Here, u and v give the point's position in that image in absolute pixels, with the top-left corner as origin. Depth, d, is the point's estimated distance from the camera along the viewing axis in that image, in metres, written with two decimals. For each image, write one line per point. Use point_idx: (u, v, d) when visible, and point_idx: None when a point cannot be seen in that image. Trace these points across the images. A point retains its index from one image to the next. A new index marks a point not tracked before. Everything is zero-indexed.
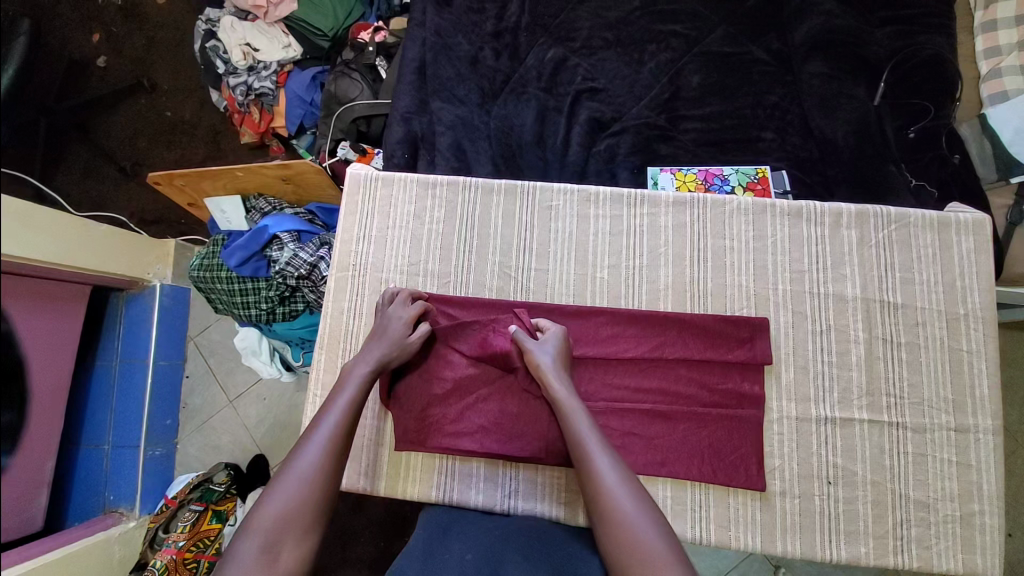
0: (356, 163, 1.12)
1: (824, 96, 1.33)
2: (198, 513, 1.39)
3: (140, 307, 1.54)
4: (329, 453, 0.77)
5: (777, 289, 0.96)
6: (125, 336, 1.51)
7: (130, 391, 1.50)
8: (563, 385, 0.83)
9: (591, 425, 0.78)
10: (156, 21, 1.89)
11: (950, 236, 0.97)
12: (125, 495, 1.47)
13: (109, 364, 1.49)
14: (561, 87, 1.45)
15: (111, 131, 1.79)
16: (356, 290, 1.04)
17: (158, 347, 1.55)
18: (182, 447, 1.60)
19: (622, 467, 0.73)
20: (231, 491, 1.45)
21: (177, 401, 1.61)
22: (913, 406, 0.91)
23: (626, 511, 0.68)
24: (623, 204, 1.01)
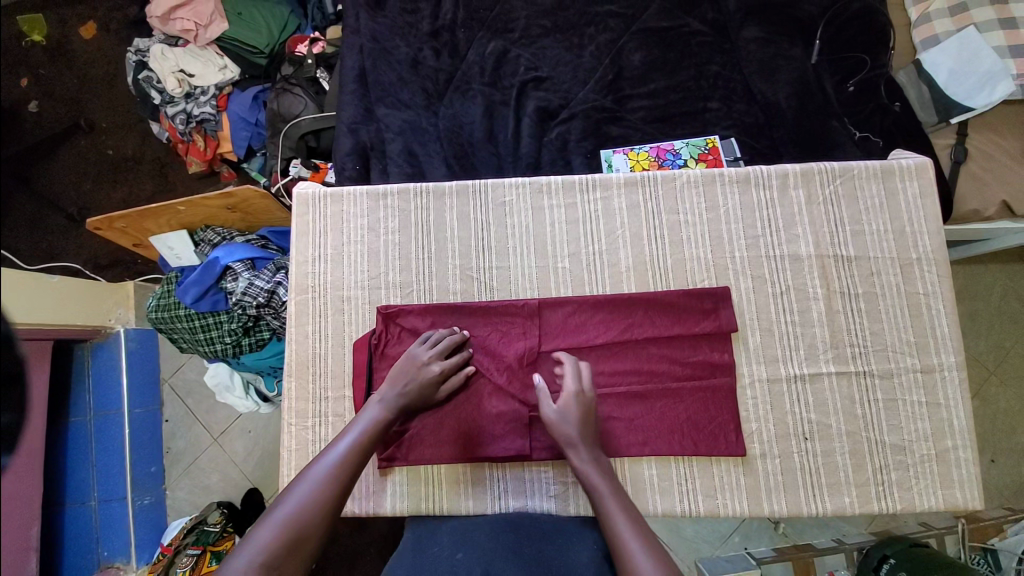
0: (304, 181, 1.09)
1: (762, 60, 1.35)
2: (196, 557, 1.35)
3: (106, 355, 1.48)
4: (335, 476, 0.76)
5: (735, 257, 0.97)
6: (95, 388, 1.47)
7: (109, 444, 1.45)
8: (593, 456, 0.82)
9: (624, 505, 0.77)
10: (84, 57, 1.80)
11: (895, 183, 0.98)
12: (119, 549, 1.43)
13: (85, 418, 1.45)
14: (505, 79, 1.43)
15: (54, 178, 1.73)
16: (318, 313, 1.01)
17: (130, 395, 1.49)
18: (171, 493, 1.54)
19: (658, 555, 0.70)
20: (228, 530, 1.42)
21: (160, 446, 1.56)
22: (877, 353, 0.93)
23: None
24: (575, 191, 1.01)
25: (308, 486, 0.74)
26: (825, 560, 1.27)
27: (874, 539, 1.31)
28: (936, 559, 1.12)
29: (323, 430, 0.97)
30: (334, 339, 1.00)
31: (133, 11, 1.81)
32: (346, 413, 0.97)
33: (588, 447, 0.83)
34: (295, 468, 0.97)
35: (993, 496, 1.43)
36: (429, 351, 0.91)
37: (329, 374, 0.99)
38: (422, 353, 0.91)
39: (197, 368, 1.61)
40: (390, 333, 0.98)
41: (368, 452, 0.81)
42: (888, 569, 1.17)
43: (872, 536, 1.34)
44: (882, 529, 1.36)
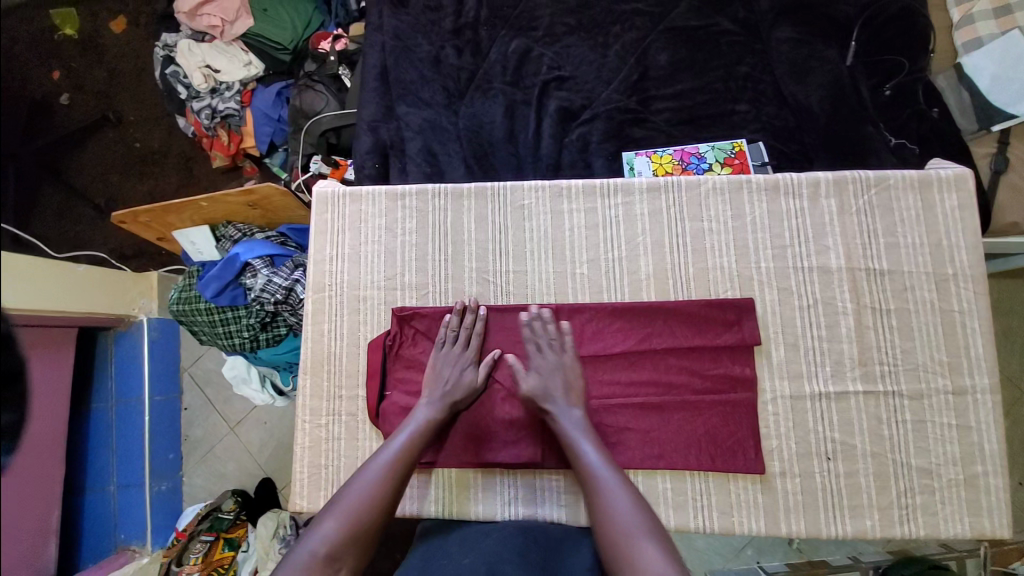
0: (323, 180, 1.09)
1: (794, 62, 1.30)
2: (210, 543, 1.39)
3: (129, 343, 1.52)
4: (390, 472, 0.81)
5: (760, 268, 0.93)
6: (117, 376, 1.50)
7: (129, 432, 1.48)
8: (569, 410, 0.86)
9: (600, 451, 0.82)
10: (114, 51, 1.84)
11: (933, 195, 0.94)
12: (137, 533, 1.47)
13: (106, 405, 1.48)
14: (527, 79, 1.42)
15: (84, 169, 1.77)
16: (334, 312, 1.01)
17: (151, 384, 1.53)
18: (188, 479, 1.58)
19: (634, 497, 0.77)
20: (241, 517, 1.44)
21: (178, 434, 1.59)
22: (907, 372, 0.89)
23: (630, 533, 0.72)
24: (596, 196, 0.99)
25: (368, 480, 0.79)
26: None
27: (892, 558, 1.27)
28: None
29: (337, 428, 0.98)
30: (350, 338, 1.00)
31: (163, 5, 1.84)
32: (360, 413, 0.97)
33: (564, 402, 0.87)
34: (307, 464, 0.97)
35: (1022, 521, 1.37)
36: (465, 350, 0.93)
37: (343, 373, 0.99)
38: (459, 354, 0.93)
39: (215, 359, 1.63)
40: (405, 334, 0.98)
41: (420, 449, 0.85)
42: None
43: (891, 555, 1.30)
44: (901, 549, 1.32)
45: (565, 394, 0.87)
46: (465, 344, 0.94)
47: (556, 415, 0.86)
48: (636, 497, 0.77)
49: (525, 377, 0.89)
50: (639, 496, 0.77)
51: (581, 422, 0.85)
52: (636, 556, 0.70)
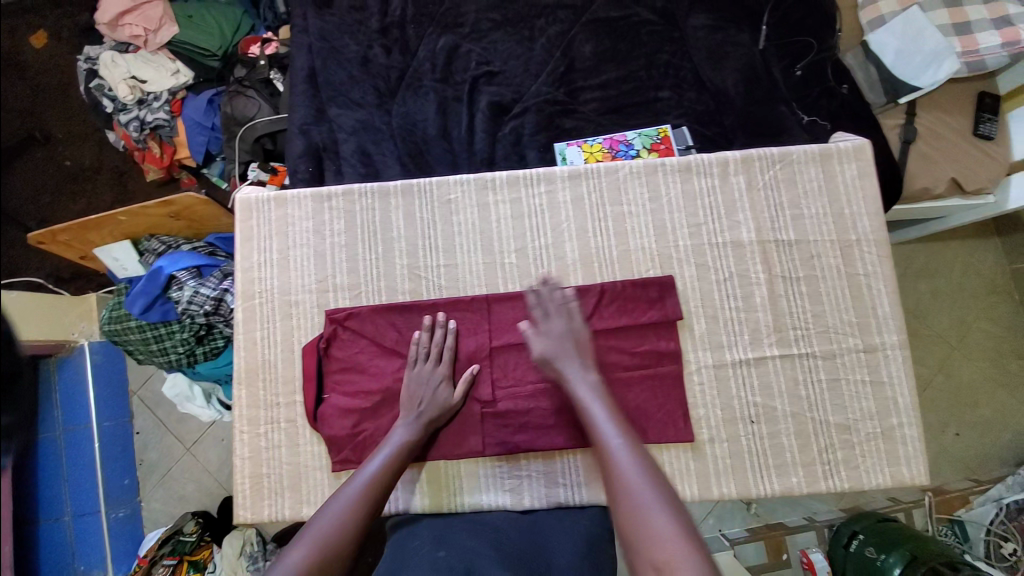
0: (247, 186, 1.07)
1: (709, 47, 1.35)
2: (173, 567, 1.36)
3: (73, 370, 1.45)
4: (365, 495, 0.77)
5: (679, 246, 0.97)
6: (63, 404, 1.43)
7: (80, 461, 1.43)
8: (584, 376, 0.84)
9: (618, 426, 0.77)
10: (36, 67, 1.75)
11: (834, 166, 1.00)
12: (96, 562, 1.41)
13: (53, 435, 1.41)
14: (457, 75, 1.42)
15: (10, 192, 1.68)
16: (265, 319, 1.00)
17: (99, 409, 1.47)
18: (147, 504, 1.53)
19: (648, 468, 0.71)
20: (205, 538, 1.42)
21: (132, 460, 1.53)
22: (819, 334, 0.95)
23: (641, 507, 0.67)
24: (520, 186, 1.00)
25: (341, 505, 0.75)
26: (796, 538, 1.33)
27: (843, 515, 1.37)
28: (902, 531, 1.23)
29: (276, 436, 0.97)
30: (283, 345, 0.99)
31: (85, 16, 1.76)
32: (298, 419, 0.97)
33: (581, 368, 0.84)
34: (248, 476, 0.96)
35: (960, 468, 1.49)
36: (432, 364, 0.92)
37: (279, 381, 0.98)
38: (431, 371, 0.92)
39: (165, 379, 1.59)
40: (340, 336, 0.97)
41: (396, 474, 0.83)
42: (858, 544, 1.23)
43: (842, 513, 1.40)
44: (852, 506, 1.42)
45: (584, 367, 0.85)
46: (438, 360, 0.93)
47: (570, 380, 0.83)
48: (653, 471, 0.71)
49: (537, 342, 0.88)
50: (657, 473, 0.71)
51: (597, 386, 0.83)
52: (642, 529, 0.65)
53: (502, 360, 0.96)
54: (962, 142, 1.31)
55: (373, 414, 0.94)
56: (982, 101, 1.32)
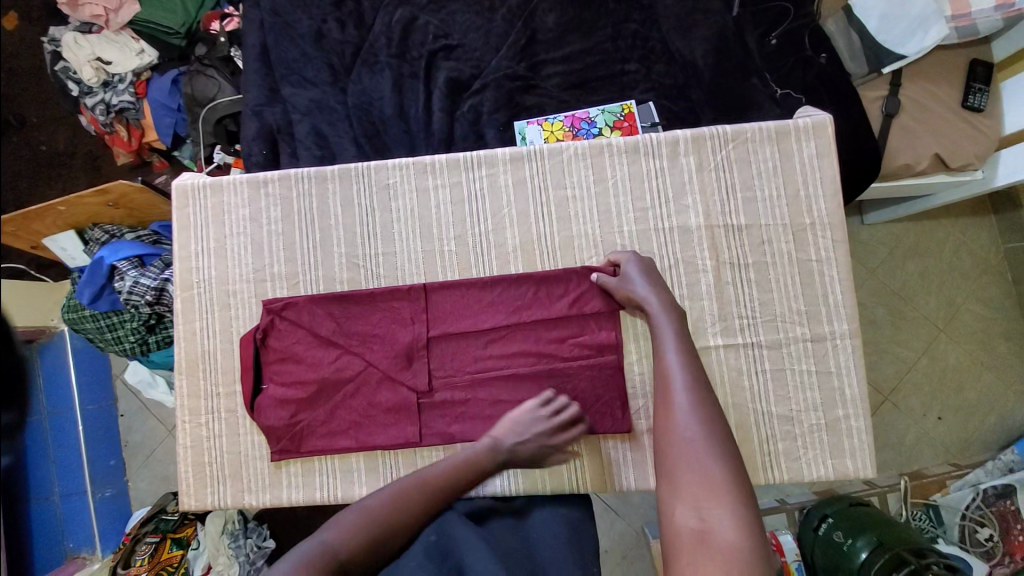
0: (185, 172, 1.05)
1: (679, 16, 1.27)
2: (155, 544, 1.39)
3: (55, 355, 1.47)
4: (423, 489, 0.73)
5: (623, 232, 0.93)
6: (46, 388, 1.45)
7: (66, 443, 1.45)
8: (672, 334, 0.80)
9: (697, 389, 0.73)
10: (6, 47, 1.71)
11: (790, 145, 0.94)
12: (85, 540, 1.45)
13: (38, 418, 1.42)
14: (414, 50, 1.36)
15: None
16: (205, 309, 0.99)
17: (81, 394, 1.49)
18: (133, 483, 1.55)
19: (711, 417, 0.70)
20: (188, 517, 1.45)
21: (117, 441, 1.56)
22: (766, 323, 0.91)
23: (691, 451, 0.67)
24: (460, 170, 0.96)
25: (396, 491, 0.72)
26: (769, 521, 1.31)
27: (815, 498, 1.35)
28: (873, 516, 1.18)
29: (217, 426, 0.97)
30: (223, 335, 0.99)
31: None
32: (237, 408, 0.97)
33: (660, 300, 0.84)
34: (191, 465, 0.97)
35: (942, 452, 1.46)
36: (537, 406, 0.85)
37: (219, 371, 0.98)
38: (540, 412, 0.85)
39: None
40: (276, 326, 0.97)
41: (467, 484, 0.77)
42: (826, 527, 1.21)
43: (815, 496, 1.38)
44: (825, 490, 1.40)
45: (674, 329, 0.81)
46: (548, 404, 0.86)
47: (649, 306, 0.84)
48: (727, 444, 0.68)
49: (609, 280, 0.89)
50: (717, 419, 0.70)
51: (672, 318, 0.82)
52: (687, 472, 0.66)
53: (441, 351, 0.94)
54: (947, 116, 1.22)
55: (311, 404, 0.95)
56: (974, 70, 1.23)
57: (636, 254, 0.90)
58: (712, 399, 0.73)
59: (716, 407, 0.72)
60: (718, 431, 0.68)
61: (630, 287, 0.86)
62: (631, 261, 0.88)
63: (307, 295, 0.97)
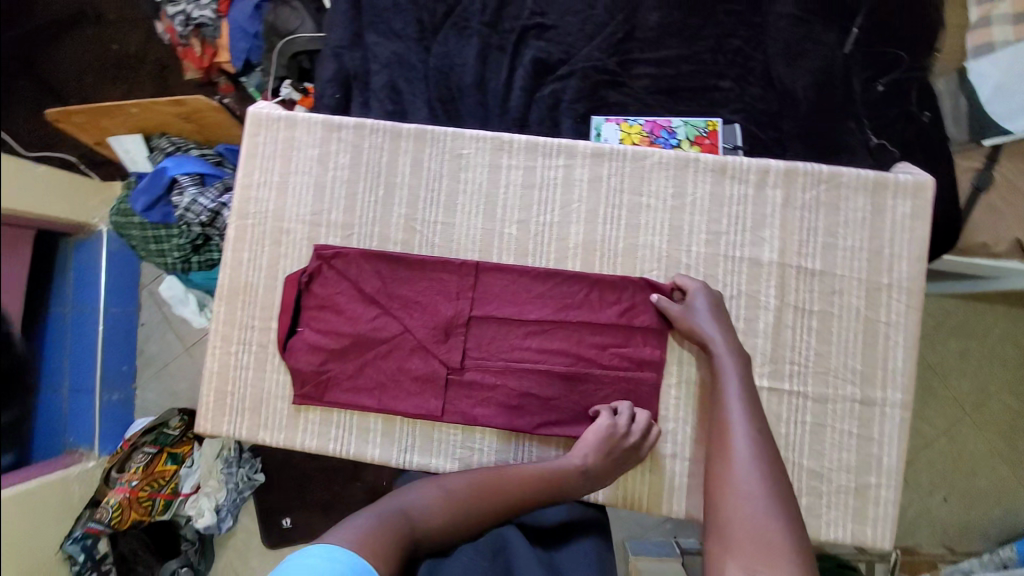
0: (263, 100, 1.03)
1: (789, 41, 1.22)
2: (153, 455, 1.44)
3: (88, 252, 1.48)
4: (475, 485, 0.78)
5: (691, 252, 0.90)
6: (75, 282, 1.45)
7: (84, 341, 1.46)
8: (736, 381, 0.80)
9: (759, 448, 0.74)
10: None
11: (885, 199, 0.89)
12: (85, 437, 1.44)
13: (63, 309, 1.39)
14: (507, 22, 1.33)
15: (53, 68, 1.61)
16: (255, 241, 0.99)
17: (108, 296, 1.52)
18: (141, 393, 1.64)
19: (773, 479, 0.71)
20: (188, 436, 1.50)
21: (133, 349, 1.63)
22: (817, 375, 0.88)
23: (750, 510, 0.68)
24: (537, 154, 0.93)
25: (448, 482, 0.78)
26: None
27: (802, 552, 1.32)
28: None
29: (245, 357, 0.97)
30: (268, 270, 0.98)
31: None
32: (268, 343, 0.97)
33: (727, 343, 0.83)
34: (213, 389, 0.98)
35: (940, 535, 1.41)
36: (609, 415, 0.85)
37: (258, 304, 0.97)
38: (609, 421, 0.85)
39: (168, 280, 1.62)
40: (324, 273, 0.96)
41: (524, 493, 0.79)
42: None
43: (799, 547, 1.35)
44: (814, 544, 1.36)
45: (742, 378, 0.81)
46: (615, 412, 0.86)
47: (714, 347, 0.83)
48: (786, 510, 0.69)
49: (672, 306, 0.86)
50: (777, 482, 0.71)
51: (738, 366, 0.82)
52: (745, 529, 0.67)
53: (481, 333, 0.93)
54: None
55: (341, 356, 0.94)
56: None
57: (701, 285, 0.87)
58: (775, 461, 0.74)
59: (778, 469, 0.73)
60: (777, 492, 0.70)
61: (694, 318, 0.84)
62: (701, 293, 0.86)
63: (360, 249, 0.96)
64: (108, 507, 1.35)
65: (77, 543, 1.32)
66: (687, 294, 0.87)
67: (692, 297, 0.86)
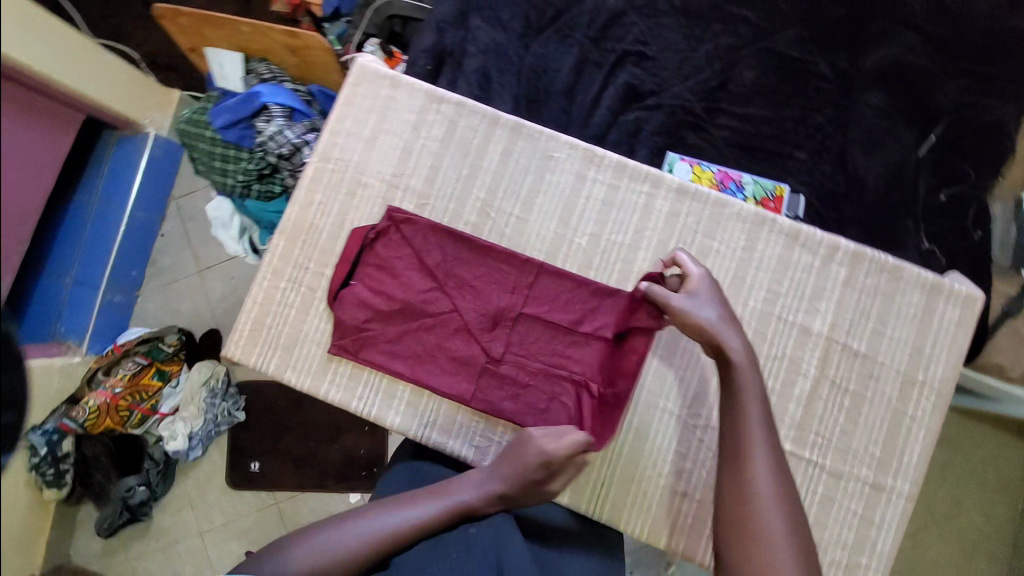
0: (370, 55, 1.05)
1: (870, 132, 1.26)
2: (142, 366, 1.43)
3: (128, 149, 1.47)
4: (421, 516, 0.80)
5: (747, 305, 0.92)
6: (108, 176, 1.43)
7: (101, 236, 1.43)
8: (755, 392, 0.78)
9: (778, 485, 0.73)
10: None
11: (937, 302, 0.93)
12: (77, 330, 1.41)
13: (88, 202, 1.40)
14: (609, 41, 1.37)
15: None
16: (331, 186, 1.00)
17: (138, 199, 1.50)
18: (142, 301, 1.58)
19: (786, 503, 0.73)
20: (180, 356, 1.48)
21: (146, 257, 1.59)
22: (838, 450, 0.91)
23: (768, 539, 0.70)
24: (624, 175, 0.96)
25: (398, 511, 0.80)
26: None
27: None
28: None
29: (291, 296, 0.98)
30: (336, 216, 0.99)
31: None
32: (318, 288, 0.98)
33: (740, 346, 0.80)
34: (252, 319, 0.98)
35: None
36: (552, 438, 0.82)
37: (318, 247, 0.98)
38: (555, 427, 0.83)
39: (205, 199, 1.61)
40: (389, 234, 0.97)
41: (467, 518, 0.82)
42: None
43: None
44: None
45: (760, 393, 0.78)
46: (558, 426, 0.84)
47: (730, 353, 0.80)
48: (800, 543, 0.71)
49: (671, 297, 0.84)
50: (791, 507, 0.73)
51: (752, 371, 0.79)
52: (762, 557, 0.69)
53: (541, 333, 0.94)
54: None
55: (386, 318, 0.95)
56: None
57: (701, 273, 0.85)
58: (790, 483, 0.75)
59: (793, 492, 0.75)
60: (791, 519, 0.72)
61: (694, 311, 0.82)
62: (703, 280, 0.85)
63: (426, 220, 0.97)
64: (85, 408, 1.35)
65: (42, 435, 1.31)
66: (688, 283, 0.85)
67: (696, 287, 0.84)
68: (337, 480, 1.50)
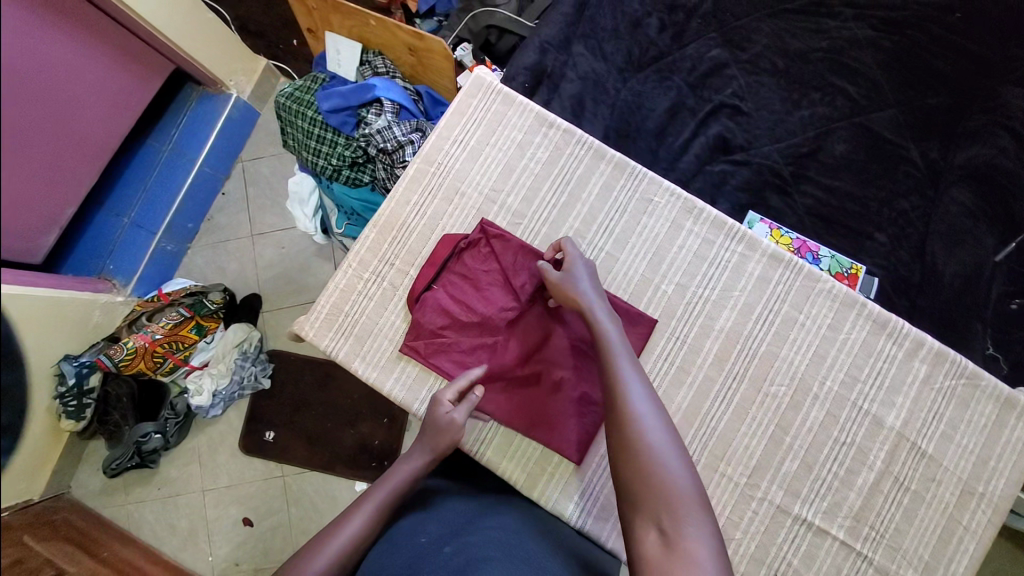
0: (487, 69, 1.08)
1: (953, 227, 1.25)
2: (183, 318, 1.39)
3: (209, 106, 1.51)
4: (392, 489, 0.81)
5: (823, 384, 0.92)
6: (185, 128, 1.48)
7: (168, 184, 1.46)
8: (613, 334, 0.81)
9: (650, 394, 0.74)
10: None
11: (1008, 418, 0.92)
12: (127, 271, 1.43)
13: (159, 147, 1.46)
14: (707, 91, 1.37)
15: None
16: (429, 189, 1.01)
17: (210, 153, 1.52)
18: (191, 255, 1.59)
19: (665, 422, 0.71)
20: (219, 314, 1.44)
21: (205, 211, 1.60)
22: (887, 548, 0.89)
23: (652, 455, 0.67)
24: (721, 232, 0.97)
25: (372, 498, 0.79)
26: None
27: None
28: None
29: (372, 289, 0.99)
30: (431, 219, 1.01)
31: None
32: (401, 287, 0.99)
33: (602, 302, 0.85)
34: (331, 304, 0.99)
35: None
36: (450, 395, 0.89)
37: (408, 247, 1.00)
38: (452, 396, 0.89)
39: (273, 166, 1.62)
40: (478, 246, 0.98)
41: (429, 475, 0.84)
42: None
43: None
44: None
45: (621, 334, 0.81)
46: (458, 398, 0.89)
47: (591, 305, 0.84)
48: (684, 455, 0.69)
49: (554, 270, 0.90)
50: (671, 427, 0.71)
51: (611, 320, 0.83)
52: (653, 472, 0.66)
53: (525, 327, 0.96)
54: None
55: (462, 328, 0.96)
56: None
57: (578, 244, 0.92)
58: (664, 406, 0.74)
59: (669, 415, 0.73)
60: (671, 436, 0.70)
61: (570, 279, 0.88)
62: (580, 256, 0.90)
63: (513, 238, 0.98)
64: (124, 348, 1.33)
65: (74, 366, 1.28)
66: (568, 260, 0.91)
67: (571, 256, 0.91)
68: (345, 466, 1.44)
